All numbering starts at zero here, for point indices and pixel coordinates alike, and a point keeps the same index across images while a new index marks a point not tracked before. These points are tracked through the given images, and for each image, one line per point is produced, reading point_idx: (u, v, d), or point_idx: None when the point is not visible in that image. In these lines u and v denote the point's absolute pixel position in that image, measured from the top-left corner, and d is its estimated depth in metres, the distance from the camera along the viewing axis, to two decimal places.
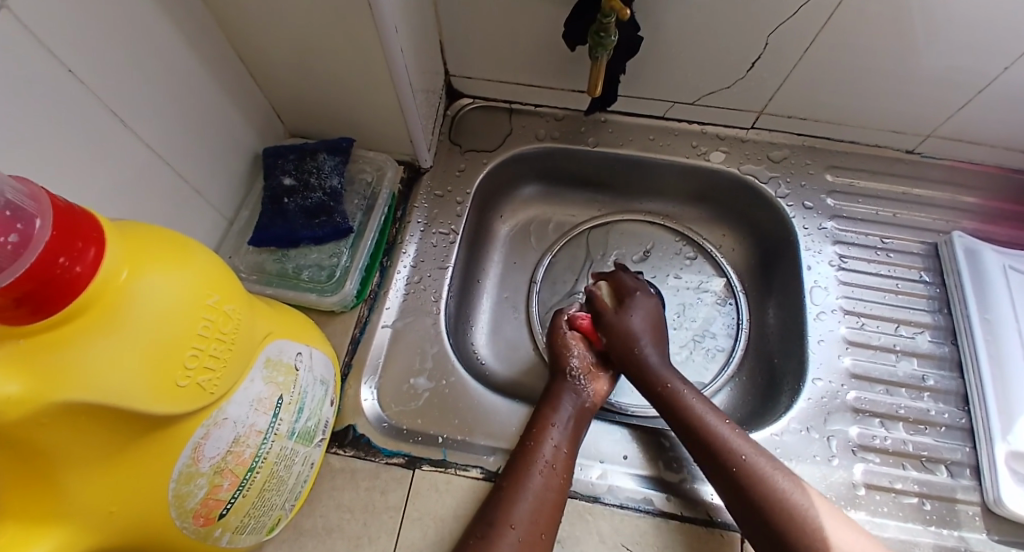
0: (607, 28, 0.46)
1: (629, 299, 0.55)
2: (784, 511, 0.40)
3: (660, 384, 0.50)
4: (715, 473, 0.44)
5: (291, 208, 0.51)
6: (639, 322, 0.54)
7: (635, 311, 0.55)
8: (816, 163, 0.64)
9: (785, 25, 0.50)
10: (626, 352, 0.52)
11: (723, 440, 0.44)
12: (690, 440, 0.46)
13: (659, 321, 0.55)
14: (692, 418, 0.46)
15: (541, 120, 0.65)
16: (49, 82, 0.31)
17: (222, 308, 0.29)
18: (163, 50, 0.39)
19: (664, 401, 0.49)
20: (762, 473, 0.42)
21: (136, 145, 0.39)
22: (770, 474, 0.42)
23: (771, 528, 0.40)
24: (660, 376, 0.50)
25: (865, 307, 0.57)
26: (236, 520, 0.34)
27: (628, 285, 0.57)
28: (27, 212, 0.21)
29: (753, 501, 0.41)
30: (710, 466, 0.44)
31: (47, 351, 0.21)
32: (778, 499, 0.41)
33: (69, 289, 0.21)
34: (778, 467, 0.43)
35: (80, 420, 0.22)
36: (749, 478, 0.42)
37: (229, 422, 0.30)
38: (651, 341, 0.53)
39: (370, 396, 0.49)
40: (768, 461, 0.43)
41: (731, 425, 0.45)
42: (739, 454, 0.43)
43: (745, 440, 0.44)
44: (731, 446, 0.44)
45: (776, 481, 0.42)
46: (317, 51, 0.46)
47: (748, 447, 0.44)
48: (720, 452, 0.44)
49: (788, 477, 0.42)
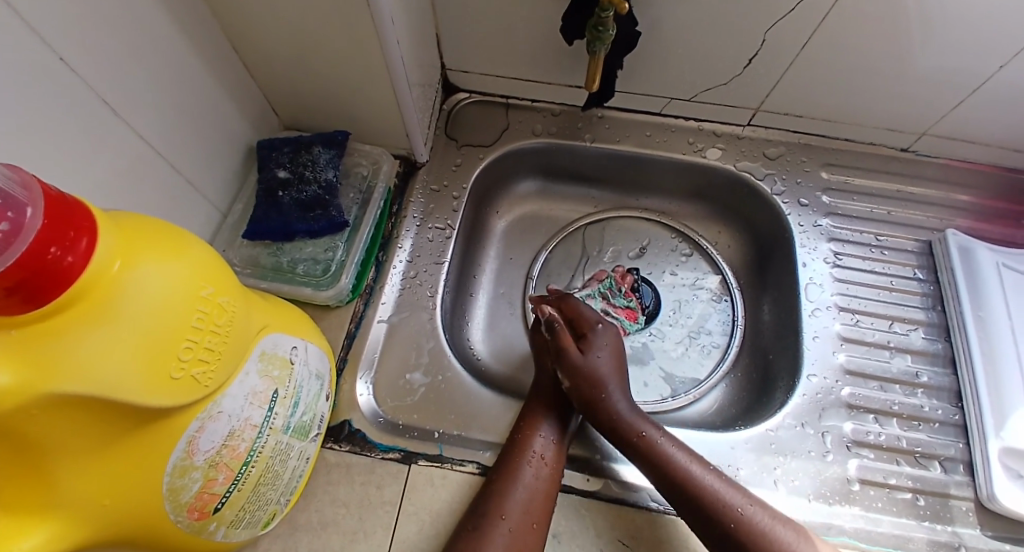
0: (605, 22, 0.46)
1: (591, 336, 0.52)
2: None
3: (633, 434, 0.45)
4: (710, 531, 0.41)
5: (286, 201, 0.50)
6: (604, 362, 0.50)
7: (598, 350, 0.51)
8: (812, 160, 0.64)
9: (784, 22, 0.50)
10: (593, 399, 0.48)
11: (717, 497, 0.41)
12: (678, 498, 0.42)
13: (621, 358, 0.52)
14: (678, 472, 0.42)
15: (538, 115, 0.65)
16: (40, 69, 0.30)
17: (216, 301, 0.28)
18: (158, 40, 0.39)
19: (642, 454, 0.44)
20: (760, 527, 0.40)
21: (130, 136, 0.38)
22: (770, 526, 0.40)
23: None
24: (634, 425, 0.46)
25: (859, 304, 0.58)
26: (231, 515, 0.34)
27: (590, 318, 0.53)
28: (16, 200, 0.21)
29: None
30: (702, 524, 0.41)
31: (38, 341, 0.21)
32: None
33: (62, 279, 0.21)
34: (776, 515, 0.41)
35: (72, 412, 0.22)
36: (750, 536, 0.40)
37: (224, 416, 0.30)
38: (617, 384, 0.49)
39: (365, 390, 0.49)
40: (760, 509, 0.41)
41: (719, 474, 0.43)
42: (734, 510, 0.41)
43: (738, 490, 0.42)
44: (725, 501, 0.41)
45: (774, 534, 0.40)
46: (313, 44, 0.45)
47: (740, 497, 0.42)
48: (714, 511, 0.41)
49: (782, 524, 0.41)
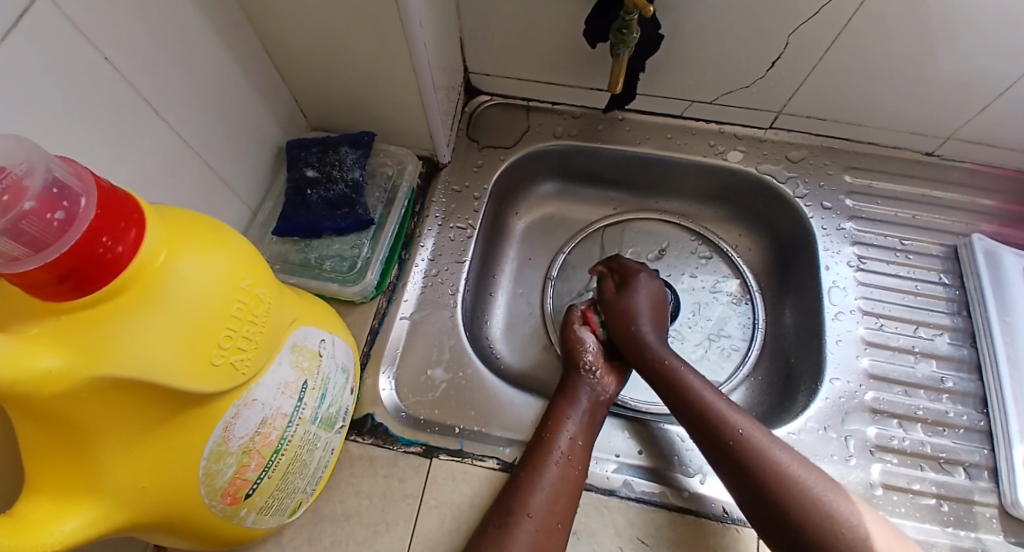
0: (630, 25, 0.46)
1: (629, 281, 0.56)
2: (777, 481, 0.40)
3: (657, 360, 0.49)
4: (710, 447, 0.43)
5: (314, 199, 0.51)
6: (641, 302, 0.54)
7: (636, 292, 0.55)
8: (835, 164, 0.63)
9: (808, 24, 0.50)
10: (623, 330, 0.53)
11: (721, 414, 0.44)
12: (689, 417, 0.45)
13: (661, 303, 0.55)
14: (690, 393, 0.46)
15: (559, 117, 0.65)
16: (85, 67, 0.31)
17: (254, 292, 0.29)
18: (195, 41, 0.40)
19: (662, 376, 0.48)
20: (759, 446, 0.41)
21: (168, 134, 0.40)
22: (768, 448, 0.41)
23: (762, 494, 0.40)
24: (658, 352, 0.50)
25: (883, 308, 0.57)
26: (262, 501, 0.35)
27: (630, 267, 0.57)
28: (72, 191, 0.22)
29: (749, 472, 0.41)
30: (704, 439, 0.44)
31: (87, 327, 0.22)
32: (774, 470, 0.40)
33: (109, 269, 0.22)
34: (778, 442, 0.42)
35: (119, 395, 0.23)
36: (744, 451, 0.41)
37: (258, 404, 0.30)
38: (651, 322, 0.53)
39: (387, 386, 0.49)
40: (764, 435, 0.42)
41: (728, 401, 0.45)
42: (735, 428, 0.43)
43: (744, 416, 0.44)
44: (727, 419, 0.43)
45: (773, 456, 0.41)
46: (342, 46, 0.46)
47: (743, 420, 0.43)
48: (716, 427, 0.43)
49: (784, 451, 0.41)
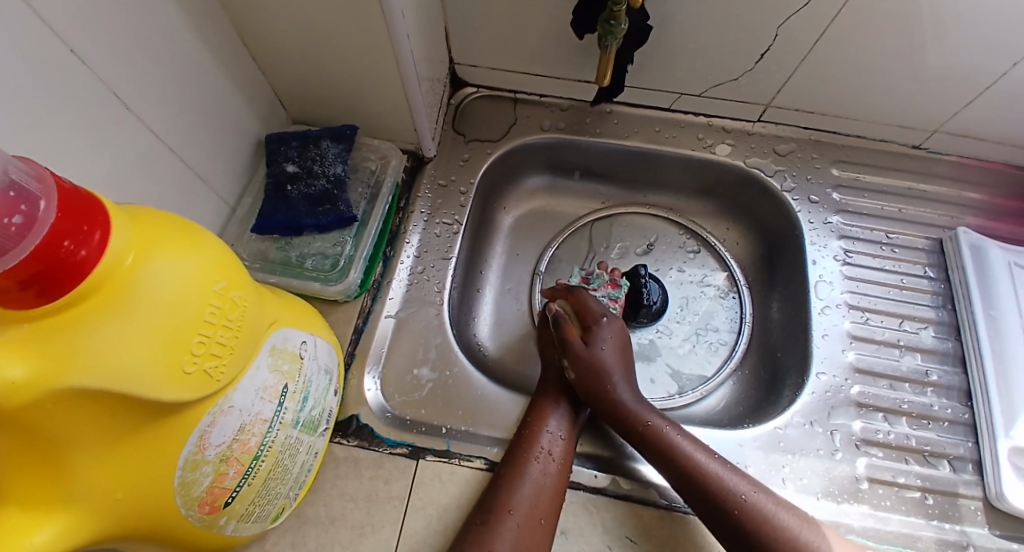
0: (618, 16, 0.45)
1: (596, 329, 0.53)
2: (790, 548, 0.39)
3: (641, 423, 0.46)
4: (715, 518, 0.41)
5: (295, 196, 0.50)
6: (609, 354, 0.51)
7: (603, 342, 0.52)
8: (823, 157, 0.63)
9: (798, 16, 0.49)
10: (596, 390, 0.48)
11: (721, 482, 0.42)
12: (687, 489, 0.42)
13: (627, 351, 0.53)
14: (685, 461, 0.43)
15: (546, 110, 0.64)
16: (50, 60, 0.30)
17: (229, 295, 0.28)
18: (168, 33, 0.39)
19: (650, 444, 0.45)
20: (764, 512, 0.41)
21: (141, 130, 0.38)
22: (774, 511, 0.41)
23: None
24: (639, 414, 0.46)
25: (869, 302, 0.57)
26: (242, 509, 0.34)
27: (593, 311, 0.54)
28: (31, 193, 0.21)
29: (761, 545, 0.39)
30: (707, 512, 0.42)
31: (51, 335, 0.21)
32: (786, 538, 0.39)
33: (75, 273, 0.21)
34: (778, 500, 0.41)
35: (89, 405, 0.22)
36: (753, 522, 0.40)
37: (235, 410, 0.30)
38: (622, 375, 0.50)
39: (373, 386, 0.49)
40: (766, 496, 0.42)
41: (724, 462, 0.43)
42: (738, 496, 0.41)
43: (741, 477, 0.42)
44: (729, 488, 0.42)
45: (780, 521, 0.40)
46: (323, 38, 0.45)
47: (743, 484, 0.42)
48: (719, 497, 0.41)
49: (787, 511, 0.41)
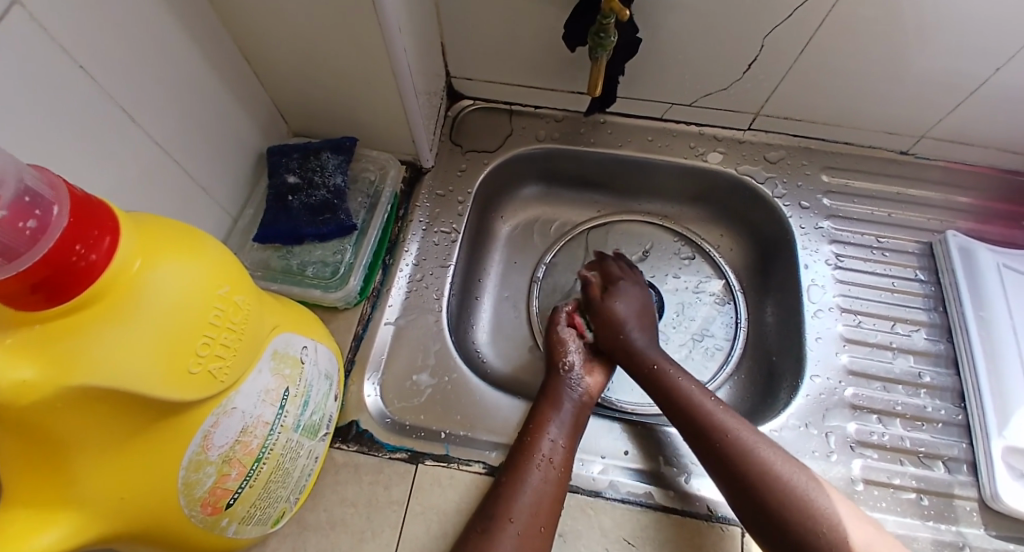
0: (607, 29, 0.47)
1: (615, 287, 0.57)
2: (764, 478, 0.41)
3: (647, 364, 0.51)
4: (700, 446, 0.45)
5: (295, 206, 0.51)
6: (625, 308, 0.55)
7: (621, 296, 0.56)
8: (812, 164, 0.65)
9: (782, 26, 0.51)
10: (613, 339, 0.53)
11: (707, 413, 0.46)
12: (678, 418, 0.47)
13: (645, 308, 0.56)
14: (680, 395, 0.48)
15: (541, 121, 0.66)
16: (60, 74, 0.31)
17: (232, 299, 0.29)
18: (171, 48, 0.40)
19: (652, 381, 0.50)
20: (746, 445, 0.43)
21: (145, 141, 0.39)
22: (756, 447, 0.43)
23: (750, 491, 0.41)
24: (649, 357, 0.52)
25: (861, 305, 0.58)
26: (243, 511, 0.34)
27: (612, 273, 0.59)
28: (44, 199, 0.22)
29: (736, 469, 0.42)
30: (694, 441, 0.46)
31: (60, 337, 0.22)
32: (761, 467, 0.42)
33: (83, 278, 0.22)
34: (768, 442, 0.44)
35: (95, 405, 0.23)
36: (730, 448, 0.43)
37: (238, 412, 0.30)
38: (638, 326, 0.54)
39: (372, 391, 0.49)
40: (753, 435, 0.44)
41: (718, 401, 0.47)
42: (720, 426, 0.45)
43: (732, 416, 0.45)
44: (715, 420, 0.45)
45: (758, 453, 0.43)
46: (323, 52, 0.46)
47: (731, 420, 0.45)
48: (705, 427, 0.45)
49: (771, 447, 0.43)
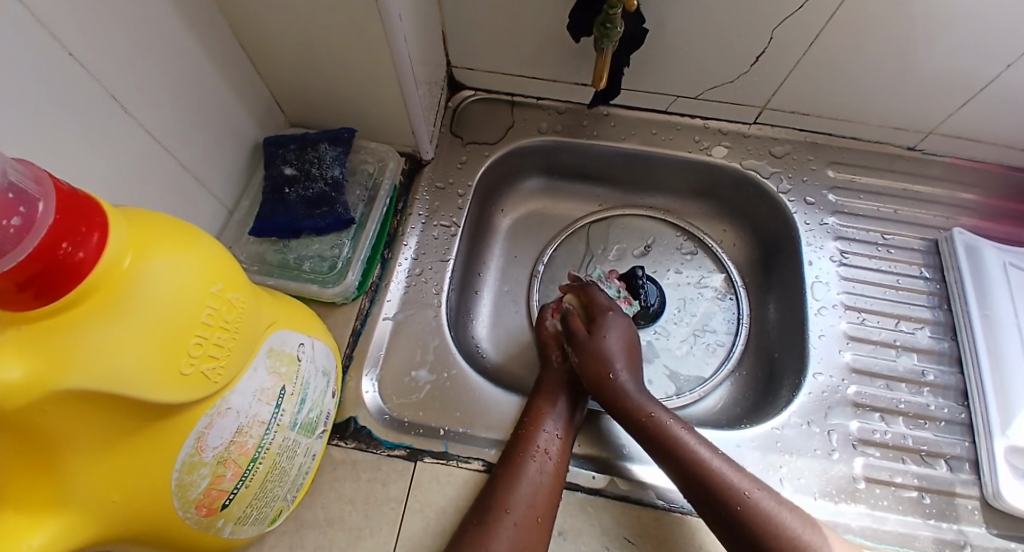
0: (613, 19, 0.46)
1: (602, 319, 0.53)
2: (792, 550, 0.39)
3: (644, 414, 0.46)
4: (716, 514, 0.41)
5: (292, 198, 0.50)
6: (613, 344, 0.51)
7: (609, 330, 0.52)
8: (818, 159, 0.64)
9: (792, 19, 0.50)
10: (598, 378, 0.49)
11: (723, 479, 0.41)
12: (688, 483, 0.42)
13: (633, 343, 0.53)
14: (687, 455, 0.43)
15: (543, 113, 0.64)
16: (47, 63, 0.30)
17: (226, 297, 0.28)
18: (165, 37, 0.39)
19: (655, 437, 0.45)
20: (767, 512, 0.40)
21: (138, 132, 0.38)
22: (776, 511, 0.40)
23: None
24: (643, 406, 0.47)
25: (865, 303, 0.58)
26: (239, 511, 0.34)
27: (600, 302, 0.55)
28: (30, 195, 0.21)
29: (760, 543, 0.39)
30: (708, 508, 0.41)
31: (51, 335, 0.21)
32: (786, 539, 0.39)
33: (74, 274, 0.21)
34: (782, 501, 0.41)
35: (87, 405, 0.22)
36: (753, 520, 0.40)
37: (232, 412, 0.30)
38: (625, 365, 0.50)
39: (370, 387, 0.49)
40: (767, 495, 0.41)
41: (726, 458, 0.43)
42: (739, 495, 0.41)
43: (744, 475, 0.42)
44: (731, 483, 0.41)
45: (781, 522, 0.40)
46: (320, 41, 0.45)
47: (746, 481, 0.42)
48: (721, 492, 0.41)
49: (789, 511, 0.41)
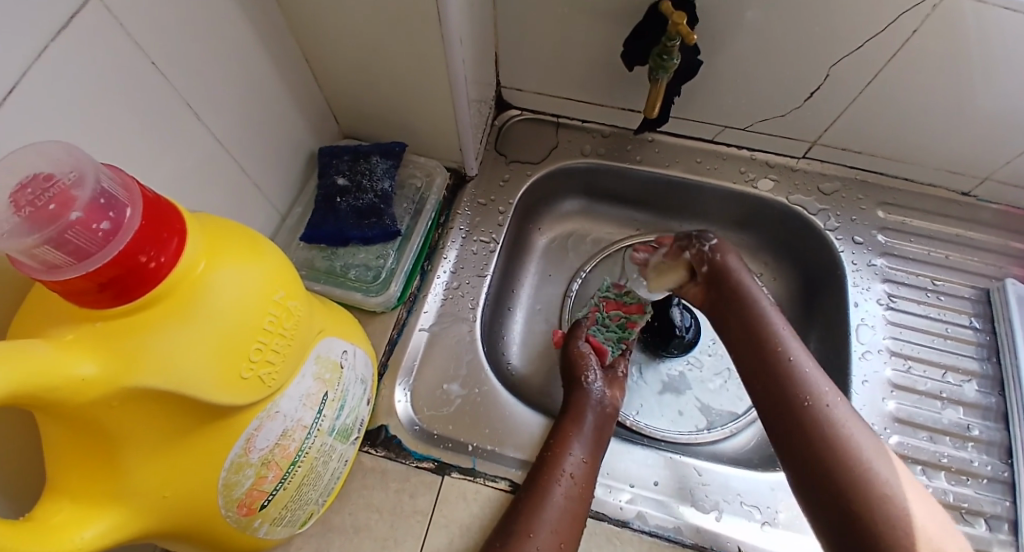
0: (671, 51, 0.46)
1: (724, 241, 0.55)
2: (847, 452, 0.39)
3: (760, 307, 0.48)
4: (792, 402, 0.42)
5: (343, 208, 0.52)
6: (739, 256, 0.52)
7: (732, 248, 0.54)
8: (868, 198, 0.62)
9: (849, 56, 0.49)
10: (729, 269, 0.50)
11: (806, 377, 0.43)
12: (774, 369, 0.45)
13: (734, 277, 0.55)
14: (782, 347, 0.45)
15: (588, 135, 0.65)
16: (131, 68, 0.32)
17: (286, 304, 0.29)
18: (238, 49, 0.41)
19: (757, 327, 0.47)
20: (840, 421, 0.41)
21: (207, 137, 0.40)
22: (850, 424, 0.40)
23: (827, 464, 0.39)
24: (762, 301, 0.48)
25: (912, 349, 0.56)
26: (275, 512, 0.34)
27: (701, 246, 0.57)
28: (119, 201, 0.22)
29: (822, 437, 0.40)
30: (786, 396, 0.43)
31: (126, 335, 0.22)
32: (850, 446, 0.39)
33: (147, 280, 0.22)
34: (861, 424, 0.41)
35: (151, 403, 0.23)
36: (820, 416, 0.41)
37: (280, 416, 0.30)
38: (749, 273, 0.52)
39: (403, 397, 0.49)
40: (849, 412, 0.41)
41: (818, 369, 0.44)
42: (819, 394, 0.42)
43: (833, 389, 0.43)
44: (812, 383, 0.43)
45: (850, 432, 0.40)
46: (379, 57, 0.47)
47: (832, 391, 0.42)
48: (802, 386, 0.43)
49: (863, 431, 0.40)
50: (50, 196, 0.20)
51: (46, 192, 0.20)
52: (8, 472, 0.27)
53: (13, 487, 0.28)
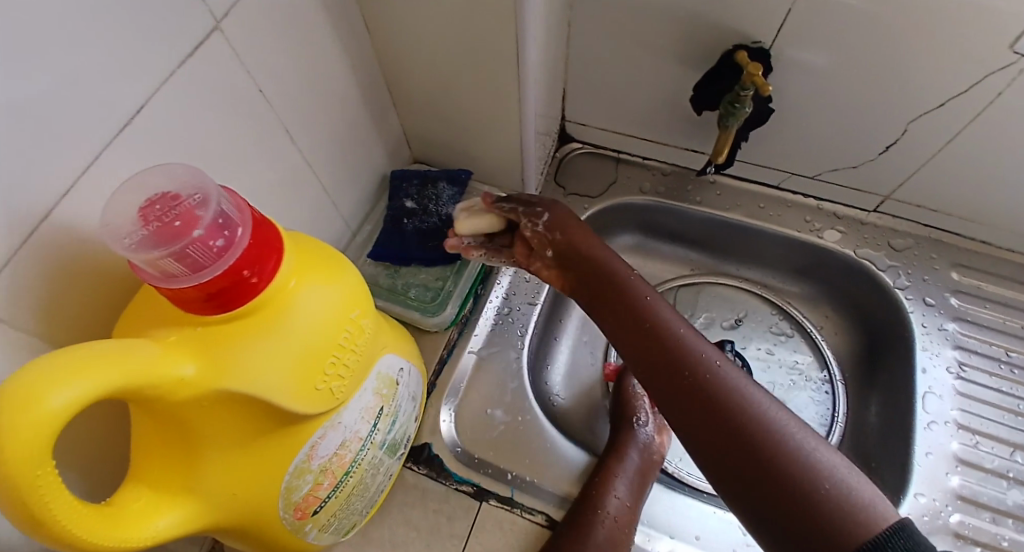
0: (742, 100, 0.47)
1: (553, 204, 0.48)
2: (745, 424, 0.32)
3: (622, 277, 0.42)
4: (674, 380, 0.35)
5: (409, 229, 0.54)
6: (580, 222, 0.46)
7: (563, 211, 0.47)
8: (941, 258, 0.59)
9: (931, 113, 0.48)
10: (571, 239, 0.44)
11: (687, 345, 0.37)
12: (648, 354, 0.37)
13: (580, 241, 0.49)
14: (655, 321, 0.38)
15: (648, 172, 0.65)
16: (242, 94, 0.35)
17: (358, 322, 0.31)
18: (332, 79, 0.44)
19: (624, 301, 0.40)
20: (732, 385, 0.34)
21: (297, 159, 0.44)
22: (742, 386, 0.34)
23: (730, 445, 0.32)
24: (620, 270, 0.42)
25: (980, 423, 0.52)
26: (325, 519, 0.36)
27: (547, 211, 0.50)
28: (233, 221, 0.25)
29: (715, 411, 0.33)
30: (664, 376, 0.36)
31: (220, 340, 0.24)
32: (747, 414, 0.32)
33: (245, 292, 0.24)
34: (750, 381, 0.35)
35: (235, 404, 0.25)
36: (709, 385, 0.34)
37: (341, 427, 0.32)
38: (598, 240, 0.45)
39: (448, 417, 0.50)
40: (737, 372, 0.35)
41: (695, 331, 0.38)
42: (702, 363, 0.35)
43: (714, 348, 0.37)
44: (694, 352, 0.36)
45: (745, 394, 0.33)
46: (455, 90, 0.49)
47: (716, 354, 0.36)
48: (678, 358, 0.36)
49: (760, 391, 0.34)
50: (176, 213, 0.23)
51: (173, 209, 0.23)
52: (92, 460, 0.30)
53: (95, 475, 0.30)
